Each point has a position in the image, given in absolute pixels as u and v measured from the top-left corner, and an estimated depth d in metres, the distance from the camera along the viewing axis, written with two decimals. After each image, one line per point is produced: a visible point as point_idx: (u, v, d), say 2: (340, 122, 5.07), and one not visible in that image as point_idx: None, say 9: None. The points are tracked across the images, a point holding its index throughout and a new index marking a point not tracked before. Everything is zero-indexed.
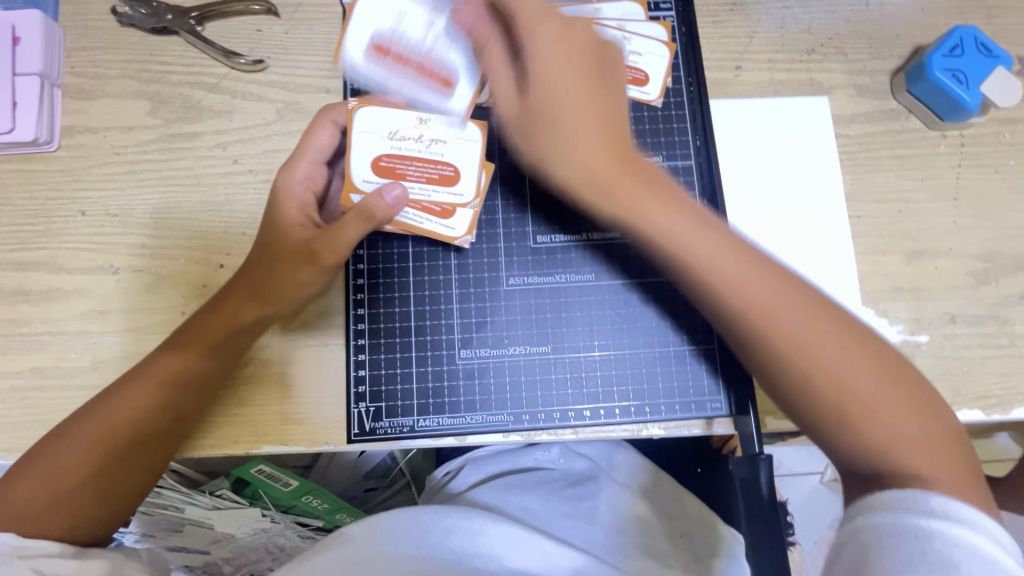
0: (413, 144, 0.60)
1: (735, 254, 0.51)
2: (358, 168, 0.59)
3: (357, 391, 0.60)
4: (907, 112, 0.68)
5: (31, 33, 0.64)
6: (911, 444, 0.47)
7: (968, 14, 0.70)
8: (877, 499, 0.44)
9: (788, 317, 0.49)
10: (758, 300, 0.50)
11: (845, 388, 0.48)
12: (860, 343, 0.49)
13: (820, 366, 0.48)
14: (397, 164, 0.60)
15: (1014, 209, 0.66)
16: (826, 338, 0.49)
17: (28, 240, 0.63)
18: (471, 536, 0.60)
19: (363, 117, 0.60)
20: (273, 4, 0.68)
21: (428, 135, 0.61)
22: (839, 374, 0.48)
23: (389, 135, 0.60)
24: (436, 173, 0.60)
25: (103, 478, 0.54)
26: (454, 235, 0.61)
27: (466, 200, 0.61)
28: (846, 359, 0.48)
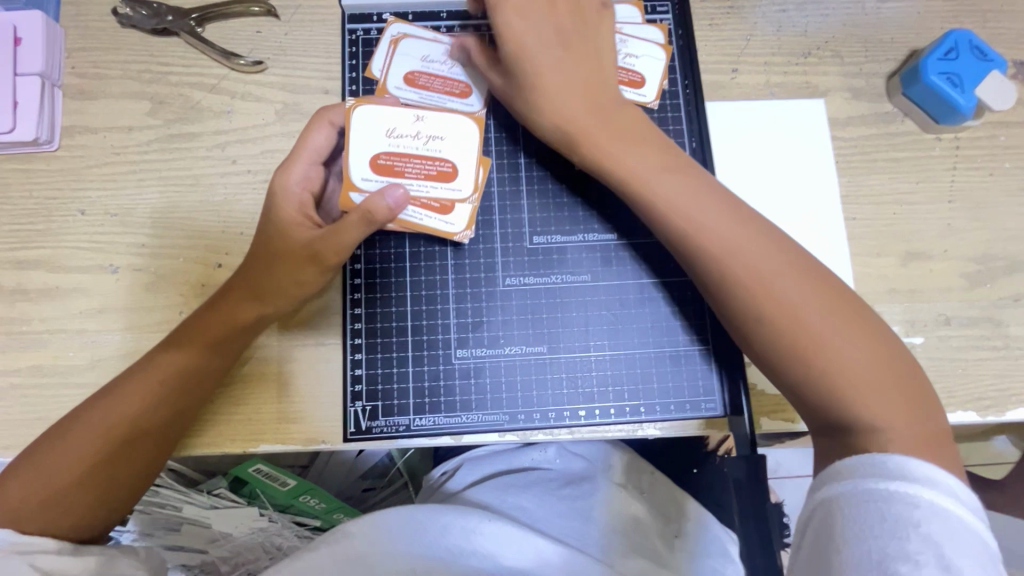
0: (411, 142, 0.60)
1: (723, 217, 0.54)
2: (355, 165, 0.59)
3: (354, 390, 0.60)
4: (903, 115, 0.68)
5: (32, 34, 0.64)
6: (886, 408, 0.47)
7: (963, 18, 0.70)
8: (841, 467, 0.44)
9: (772, 275, 0.51)
10: (742, 261, 0.52)
11: (822, 346, 0.49)
12: (845, 307, 0.50)
13: (801, 323, 0.50)
14: (396, 162, 0.59)
15: (1009, 212, 0.66)
16: (810, 298, 0.50)
17: (27, 239, 0.64)
18: (467, 535, 0.60)
19: (361, 115, 0.59)
20: (273, 5, 0.68)
21: (427, 132, 0.60)
22: (819, 334, 0.49)
23: (388, 133, 0.60)
24: (435, 169, 0.60)
25: (99, 475, 0.54)
26: (454, 230, 0.61)
27: (465, 195, 0.61)
28: (827, 320, 0.50)
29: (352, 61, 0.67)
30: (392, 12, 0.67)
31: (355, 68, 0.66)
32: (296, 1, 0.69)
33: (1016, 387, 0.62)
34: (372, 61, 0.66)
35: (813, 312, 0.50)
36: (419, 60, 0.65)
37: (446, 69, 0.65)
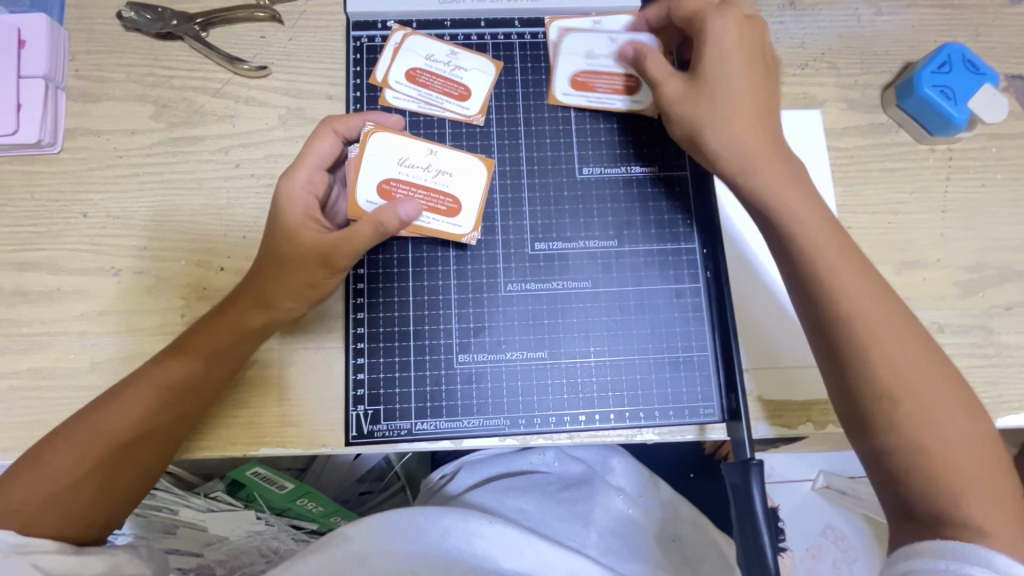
0: (421, 173, 0.62)
1: (850, 273, 0.53)
2: (364, 189, 0.61)
3: (356, 394, 0.61)
4: (897, 127, 0.70)
5: (36, 36, 0.65)
6: (976, 486, 0.48)
7: (956, 32, 0.72)
8: (926, 546, 0.47)
9: (887, 338, 0.52)
10: (863, 321, 0.52)
11: (923, 411, 0.50)
12: (948, 379, 0.52)
13: (905, 388, 0.51)
14: (401, 190, 0.61)
15: (1001, 222, 0.67)
16: (920, 365, 0.51)
17: (29, 241, 0.64)
18: (468, 537, 0.61)
19: (376, 141, 0.61)
20: (278, 11, 0.69)
21: (437, 166, 0.63)
22: (921, 402, 0.50)
23: (399, 160, 0.62)
24: (439, 203, 0.62)
25: (102, 478, 0.54)
26: (461, 231, 0.62)
27: (463, 231, 0.62)
28: (932, 389, 0.51)
29: (356, 67, 0.67)
30: (397, 19, 0.68)
31: (359, 75, 0.67)
32: (301, 7, 0.69)
33: (1008, 394, 0.63)
34: (376, 67, 0.67)
35: (919, 379, 0.51)
36: (424, 57, 0.67)
37: (448, 73, 0.67)
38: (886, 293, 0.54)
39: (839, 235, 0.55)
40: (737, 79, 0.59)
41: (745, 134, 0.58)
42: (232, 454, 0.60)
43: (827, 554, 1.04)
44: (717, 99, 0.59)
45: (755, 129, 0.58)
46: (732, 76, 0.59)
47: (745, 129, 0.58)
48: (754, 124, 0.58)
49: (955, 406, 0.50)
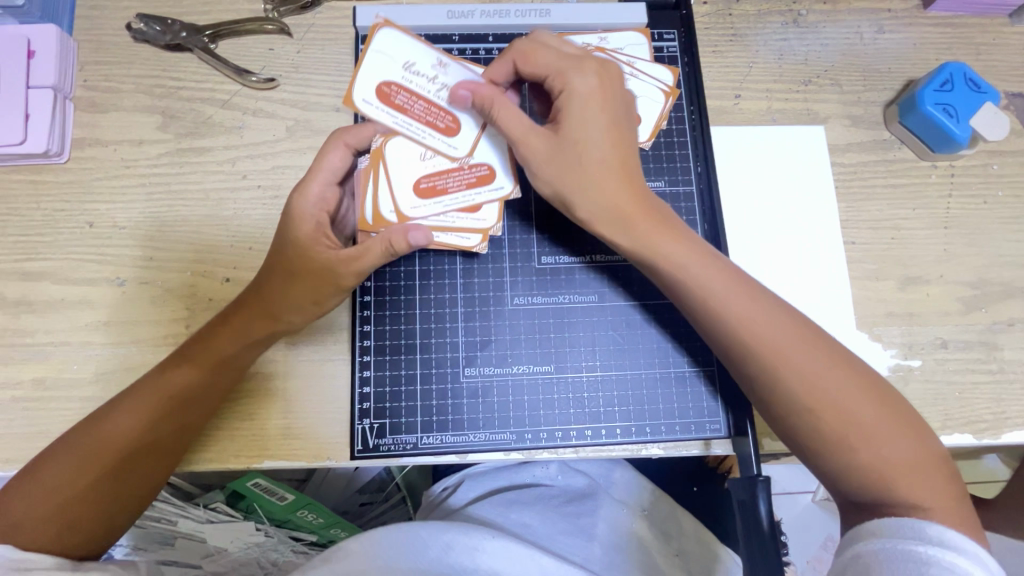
0: (428, 84, 0.59)
1: (744, 298, 0.53)
2: (400, 194, 0.61)
3: (362, 407, 0.60)
4: (900, 143, 0.70)
5: (46, 47, 0.65)
6: (912, 477, 0.48)
7: (957, 51, 0.72)
8: (882, 525, 0.47)
9: (810, 369, 0.51)
10: (782, 357, 0.51)
11: (849, 422, 0.50)
12: (872, 392, 0.51)
13: (835, 407, 0.50)
14: (437, 182, 0.61)
15: (1003, 239, 0.68)
16: (840, 389, 0.50)
17: (33, 250, 0.64)
18: (471, 553, 0.60)
19: (386, 36, 0.59)
20: (286, 23, 0.69)
21: (444, 81, 0.59)
22: (853, 418, 0.50)
23: (405, 65, 0.59)
24: (473, 176, 0.61)
25: (102, 492, 0.53)
26: (505, 192, 0.61)
27: (507, 191, 0.61)
28: (862, 407, 0.50)
29: None
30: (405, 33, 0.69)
31: None
32: (309, 20, 0.70)
33: (1012, 411, 0.63)
34: None
35: (840, 392, 0.50)
36: None
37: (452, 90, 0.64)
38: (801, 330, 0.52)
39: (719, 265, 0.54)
40: (592, 120, 0.54)
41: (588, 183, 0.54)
42: (236, 466, 0.59)
43: (827, 565, 1.04)
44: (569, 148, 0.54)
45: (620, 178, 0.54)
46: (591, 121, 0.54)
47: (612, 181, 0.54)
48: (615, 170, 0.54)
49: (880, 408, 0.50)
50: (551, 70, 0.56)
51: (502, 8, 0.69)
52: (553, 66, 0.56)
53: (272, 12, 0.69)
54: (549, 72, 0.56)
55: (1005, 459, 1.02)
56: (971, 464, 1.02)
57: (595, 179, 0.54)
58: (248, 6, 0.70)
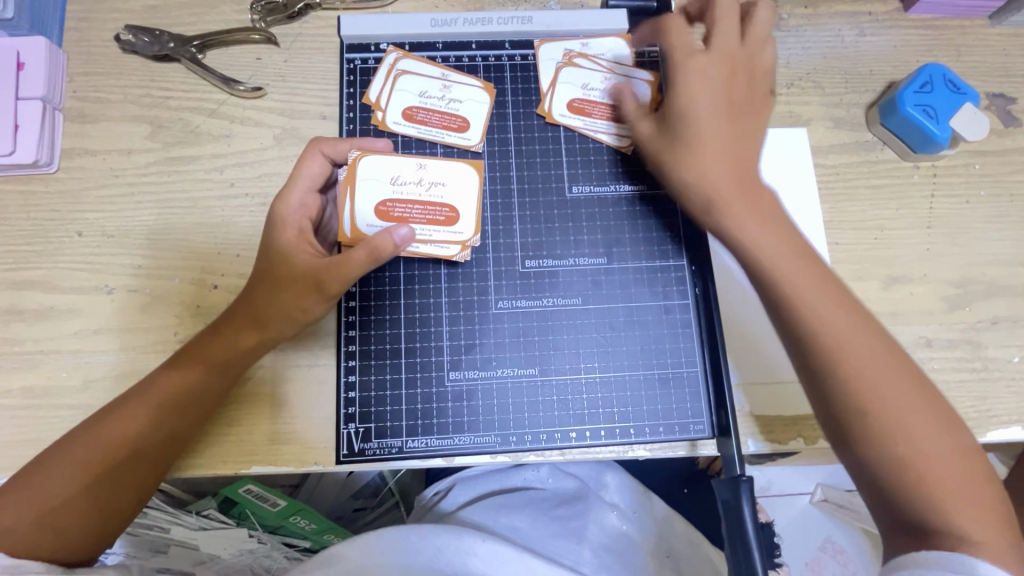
0: (414, 189, 0.63)
1: (816, 287, 0.54)
2: (359, 211, 0.61)
3: (347, 412, 0.61)
4: (882, 144, 0.71)
5: (35, 59, 0.66)
6: (969, 503, 0.48)
7: (938, 52, 0.73)
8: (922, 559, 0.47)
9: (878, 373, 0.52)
10: (858, 362, 0.52)
11: (910, 429, 0.50)
12: (933, 407, 0.52)
13: (887, 402, 0.51)
14: (398, 209, 0.62)
15: (987, 238, 0.68)
16: (908, 403, 0.51)
17: (24, 260, 0.64)
18: (461, 556, 0.60)
19: (365, 168, 0.62)
20: (273, 33, 0.70)
21: (428, 178, 0.63)
22: (914, 430, 0.50)
23: (390, 180, 0.62)
24: (437, 215, 0.63)
25: (90, 502, 0.53)
26: (463, 237, 0.63)
27: (466, 237, 0.63)
28: (916, 416, 0.51)
29: (350, 88, 0.68)
30: (390, 41, 0.69)
31: (352, 96, 0.68)
32: (296, 30, 0.71)
33: (997, 408, 0.63)
34: (370, 88, 0.68)
35: (899, 398, 0.51)
36: (417, 95, 0.68)
37: (443, 108, 0.67)
38: (881, 339, 0.53)
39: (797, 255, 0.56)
40: (710, 94, 0.60)
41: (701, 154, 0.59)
42: (224, 472, 0.60)
43: (826, 568, 1.03)
44: (682, 117, 0.60)
45: (730, 151, 0.59)
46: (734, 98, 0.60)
47: (720, 144, 0.59)
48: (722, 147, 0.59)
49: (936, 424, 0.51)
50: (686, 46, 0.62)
51: (485, 16, 0.70)
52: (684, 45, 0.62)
53: (258, 22, 0.70)
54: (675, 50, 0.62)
55: (1000, 456, 1.02)
56: None
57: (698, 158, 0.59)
58: (235, 16, 0.71)
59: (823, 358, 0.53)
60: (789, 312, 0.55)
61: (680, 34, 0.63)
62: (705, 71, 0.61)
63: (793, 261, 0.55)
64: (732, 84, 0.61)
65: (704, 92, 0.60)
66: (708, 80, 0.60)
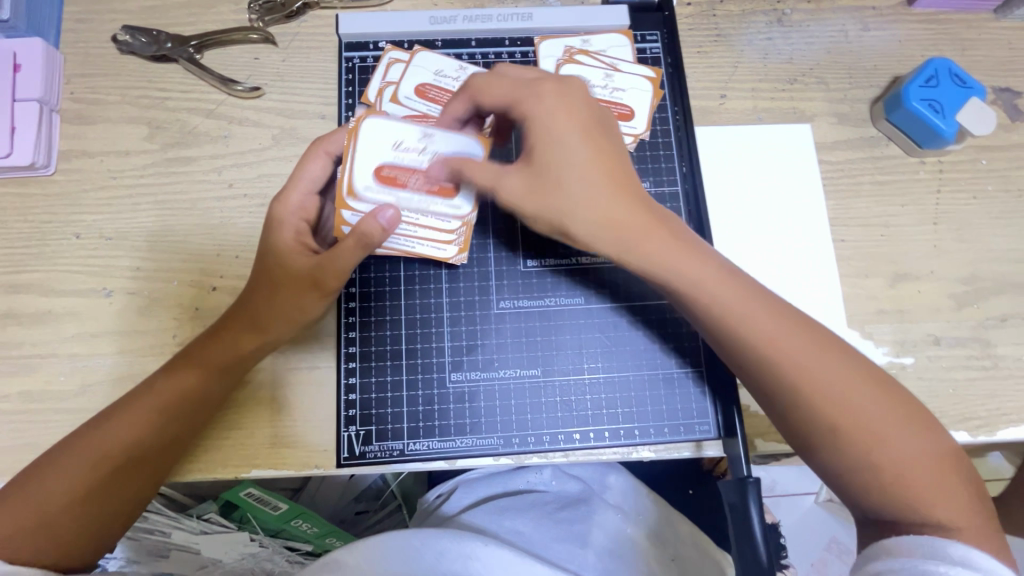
0: (418, 156, 0.56)
1: (747, 302, 0.52)
2: (357, 174, 0.56)
3: (348, 414, 0.60)
4: (887, 139, 0.70)
5: (32, 60, 0.65)
6: (936, 491, 0.47)
7: (943, 46, 0.72)
8: (895, 543, 0.46)
9: (824, 370, 0.50)
10: (794, 359, 0.50)
11: (856, 420, 0.49)
12: (898, 403, 0.50)
13: (837, 403, 0.49)
14: (398, 174, 0.56)
15: (995, 233, 0.67)
16: (841, 378, 0.50)
17: (21, 263, 0.64)
18: (463, 560, 0.59)
19: (367, 128, 0.56)
20: (271, 33, 0.69)
21: (434, 146, 0.56)
22: (874, 428, 0.49)
23: (393, 145, 0.56)
24: (438, 184, 0.57)
25: (86, 507, 0.53)
26: (461, 213, 0.59)
27: (465, 213, 0.59)
28: (874, 410, 0.49)
29: (349, 87, 0.68)
30: (388, 40, 0.69)
31: (351, 95, 0.68)
32: (294, 29, 0.70)
33: (1007, 407, 0.62)
34: (368, 87, 0.67)
35: (852, 398, 0.49)
36: (433, 73, 0.67)
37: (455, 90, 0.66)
38: (807, 328, 0.52)
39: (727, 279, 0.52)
40: (570, 136, 0.53)
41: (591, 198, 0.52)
42: (224, 476, 0.59)
43: (831, 569, 1.03)
44: (555, 165, 0.52)
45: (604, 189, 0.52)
46: (565, 141, 0.52)
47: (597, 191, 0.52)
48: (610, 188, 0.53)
49: (901, 425, 0.49)
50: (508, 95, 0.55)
51: (485, 14, 0.69)
52: (511, 94, 0.54)
53: (256, 22, 0.70)
54: (506, 101, 0.55)
55: (1008, 456, 1.01)
56: (975, 463, 1.01)
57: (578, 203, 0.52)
58: (233, 16, 0.70)
59: (768, 371, 0.51)
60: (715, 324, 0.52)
61: (494, 83, 0.55)
62: (541, 114, 0.53)
63: (716, 282, 0.52)
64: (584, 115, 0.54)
65: (562, 131, 0.52)
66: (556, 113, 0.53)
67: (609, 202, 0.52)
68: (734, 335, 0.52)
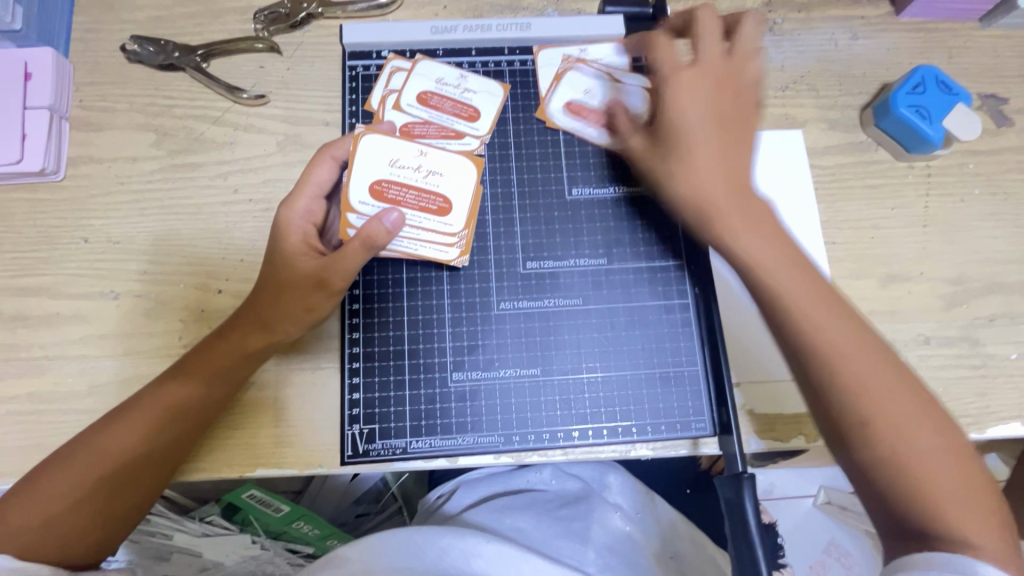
0: (412, 173, 0.63)
1: (811, 290, 0.53)
2: (355, 188, 0.61)
3: (351, 413, 0.61)
4: (876, 145, 0.72)
5: (42, 69, 0.67)
6: (964, 508, 0.48)
7: (930, 55, 0.75)
8: (920, 558, 0.47)
9: (865, 370, 0.51)
10: (846, 353, 0.52)
11: (894, 422, 0.50)
12: (931, 410, 0.51)
13: (879, 403, 0.51)
14: (393, 190, 0.62)
15: (983, 236, 0.69)
16: (902, 396, 0.51)
17: (29, 267, 0.65)
18: (465, 557, 0.60)
19: (367, 144, 0.62)
20: (276, 42, 0.71)
21: (427, 166, 0.63)
22: (911, 433, 0.50)
23: (390, 163, 0.62)
24: (430, 203, 0.63)
25: (98, 504, 0.54)
26: (453, 229, 0.64)
27: (455, 230, 0.64)
28: (910, 412, 0.51)
29: (352, 94, 0.69)
30: (391, 49, 0.71)
31: (354, 102, 0.69)
32: (298, 39, 0.72)
33: (996, 404, 0.64)
34: (370, 95, 0.69)
35: (891, 400, 0.51)
36: (433, 81, 0.69)
37: (456, 96, 0.69)
38: (878, 343, 0.53)
39: (793, 265, 0.54)
40: (703, 109, 0.58)
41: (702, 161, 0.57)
42: (229, 476, 0.60)
43: (830, 570, 1.03)
44: (680, 130, 0.58)
45: (713, 158, 0.57)
46: (693, 109, 0.58)
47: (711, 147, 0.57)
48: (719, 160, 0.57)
49: (931, 430, 0.51)
50: (670, 62, 0.60)
51: (484, 24, 0.71)
52: (671, 62, 0.60)
53: (261, 32, 0.72)
54: (660, 69, 0.61)
55: (1004, 457, 1.02)
56: None
57: (692, 166, 0.57)
58: (239, 26, 0.72)
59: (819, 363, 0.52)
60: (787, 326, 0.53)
61: (665, 45, 0.61)
62: (687, 82, 0.59)
63: (787, 269, 0.54)
64: (723, 94, 0.59)
65: (694, 100, 0.58)
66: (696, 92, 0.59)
67: (713, 172, 0.56)
68: (794, 327, 0.53)
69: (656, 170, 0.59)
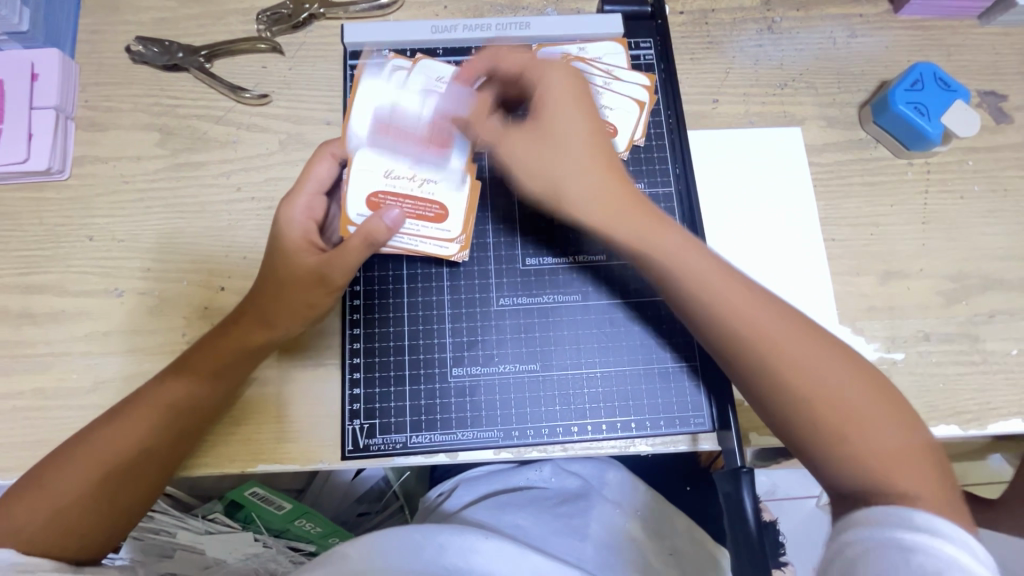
0: (408, 183, 0.63)
1: (723, 275, 0.55)
2: (352, 200, 0.62)
3: (353, 409, 0.62)
4: (875, 142, 0.72)
5: (48, 70, 0.68)
6: (902, 469, 0.48)
7: (928, 52, 0.75)
8: (864, 514, 0.45)
9: (787, 343, 0.52)
10: (767, 326, 0.53)
11: (824, 394, 0.51)
12: (866, 380, 0.52)
13: (805, 374, 0.51)
14: (390, 201, 0.62)
15: (982, 232, 0.69)
16: (831, 365, 0.52)
17: (35, 264, 0.66)
18: (465, 553, 0.60)
19: (362, 158, 0.63)
20: (278, 42, 0.72)
21: (422, 176, 0.63)
22: (845, 404, 0.51)
23: (385, 174, 0.63)
24: (426, 211, 0.63)
25: (103, 497, 0.54)
26: (450, 236, 0.64)
27: (452, 236, 0.64)
28: (842, 384, 0.51)
29: (353, 93, 0.70)
30: (390, 47, 0.71)
31: (355, 101, 0.70)
32: (300, 39, 0.73)
33: (997, 401, 0.64)
34: (371, 93, 0.70)
35: (823, 370, 0.52)
36: (431, 81, 0.69)
37: (453, 88, 0.66)
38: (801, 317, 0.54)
39: (704, 254, 0.56)
40: (572, 116, 0.60)
41: (584, 170, 0.59)
42: (230, 471, 0.60)
43: None
44: (554, 131, 0.60)
45: (597, 168, 0.59)
46: (560, 119, 0.60)
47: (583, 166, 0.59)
48: (595, 166, 0.59)
49: (865, 399, 0.51)
50: (523, 64, 0.63)
51: (484, 23, 0.72)
52: (525, 64, 0.63)
53: (264, 32, 0.73)
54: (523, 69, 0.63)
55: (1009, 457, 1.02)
56: (974, 464, 1.02)
57: (576, 174, 0.59)
58: (242, 27, 0.73)
59: (739, 337, 0.54)
60: (712, 324, 0.55)
61: (512, 56, 0.64)
62: (554, 84, 0.60)
63: (692, 256, 0.56)
64: (585, 104, 0.61)
65: (568, 113, 0.60)
66: (567, 109, 0.60)
67: (597, 179, 0.59)
68: (712, 307, 0.54)
69: (534, 173, 0.60)
